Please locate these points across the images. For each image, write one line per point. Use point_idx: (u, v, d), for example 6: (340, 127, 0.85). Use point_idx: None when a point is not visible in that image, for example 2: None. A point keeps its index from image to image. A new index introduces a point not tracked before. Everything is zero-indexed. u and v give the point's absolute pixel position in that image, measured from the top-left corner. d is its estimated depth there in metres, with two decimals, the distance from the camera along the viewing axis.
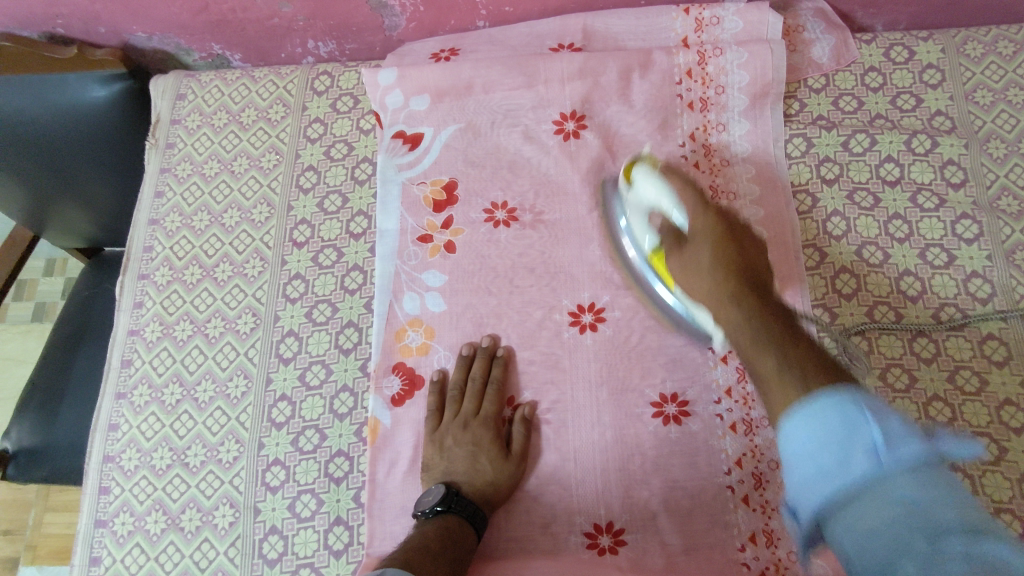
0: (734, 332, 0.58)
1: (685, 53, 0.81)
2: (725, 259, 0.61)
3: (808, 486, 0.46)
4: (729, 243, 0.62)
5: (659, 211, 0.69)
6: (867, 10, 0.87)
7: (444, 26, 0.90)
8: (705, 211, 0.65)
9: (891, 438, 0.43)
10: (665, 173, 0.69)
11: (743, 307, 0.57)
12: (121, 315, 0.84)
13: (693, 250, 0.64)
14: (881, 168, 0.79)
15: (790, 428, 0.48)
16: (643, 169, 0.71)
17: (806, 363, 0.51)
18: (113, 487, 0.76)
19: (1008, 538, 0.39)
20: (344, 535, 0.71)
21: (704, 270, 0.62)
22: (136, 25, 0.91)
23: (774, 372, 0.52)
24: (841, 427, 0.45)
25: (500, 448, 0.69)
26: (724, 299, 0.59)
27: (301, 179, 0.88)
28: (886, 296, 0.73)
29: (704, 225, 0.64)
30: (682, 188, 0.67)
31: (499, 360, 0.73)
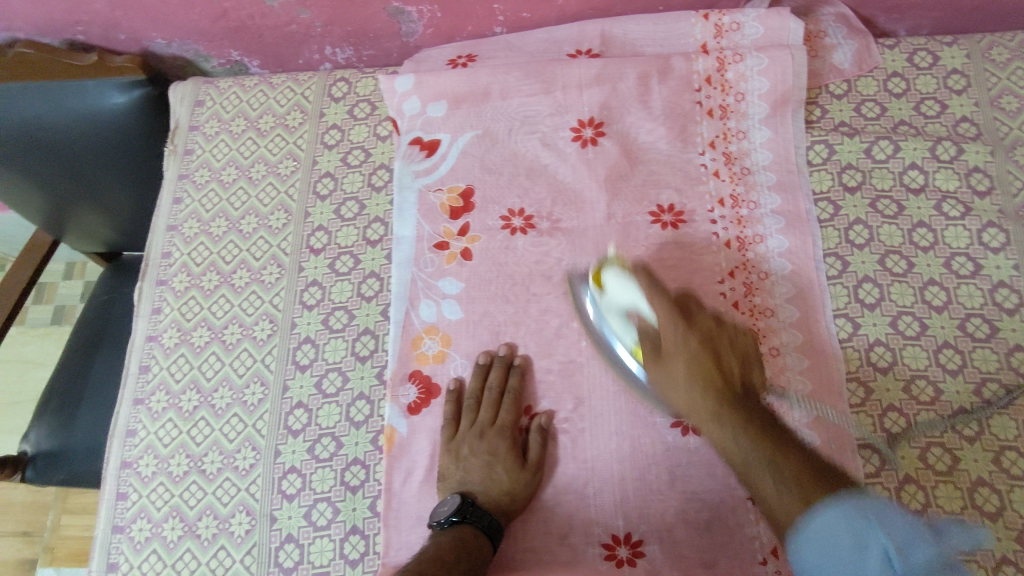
0: (719, 443, 0.59)
1: (704, 59, 0.80)
2: (704, 368, 0.61)
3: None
4: (705, 343, 0.62)
5: (636, 312, 0.66)
6: (889, 15, 0.86)
7: (461, 32, 0.90)
8: (678, 317, 0.63)
9: (895, 541, 0.45)
10: (634, 275, 0.66)
11: (725, 412, 0.58)
12: (139, 320, 0.85)
13: (671, 362, 0.63)
14: (905, 175, 0.78)
15: (800, 539, 0.49)
16: (615, 273, 0.68)
17: (798, 469, 0.53)
18: (130, 493, 0.76)
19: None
20: (360, 544, 0.70)
21: (683, 382, 0.61)
22: (155, 32, 0.91)
23: (776, 497, 0.53)
24: (851, 539, 0.47)
25: (516, 458, 0.69)
26: (704, 410, 0.60)
27: (318, 186, 0.88)
28: (911, 307, 0.72)
29: (677, 338, 0.63)
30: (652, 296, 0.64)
31: (515, 370, 0.73)
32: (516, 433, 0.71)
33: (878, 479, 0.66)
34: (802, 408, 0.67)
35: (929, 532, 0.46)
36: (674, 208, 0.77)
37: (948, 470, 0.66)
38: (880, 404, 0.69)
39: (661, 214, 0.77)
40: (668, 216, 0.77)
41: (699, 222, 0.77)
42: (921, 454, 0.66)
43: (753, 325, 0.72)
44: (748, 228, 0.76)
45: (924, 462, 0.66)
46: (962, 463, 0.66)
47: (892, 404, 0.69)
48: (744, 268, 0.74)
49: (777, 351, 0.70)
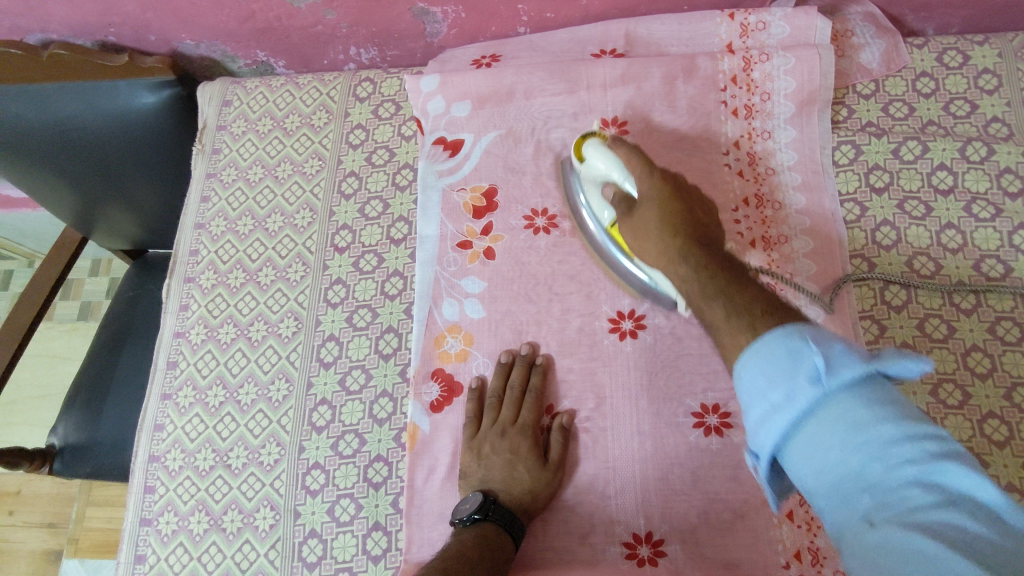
0: (682, 283, 0.60)
1: (730, 59, 0.80)
2: (672, 216, 0.65)
3: (761, 423, 0.45)
4: (673, 199, 0.66)
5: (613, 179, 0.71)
6: (918, 13, 0.84)
7: (485, 32, 0.90)
8: (653, 177, 0.68)
9: (830, 361, 0.42)
10: (612, 147, 0.71)
11: (689, 255, 0.60)
12: (167, 317, 0.86)
13: (643, 213, 0.67)
14: (933, 176, 0.77)
15: (741, 367, 0.47)
16: (593, 143, 0.73)
17: (753, 305, 0.51)
18: (158, 487, 0.77)
19: (956, 448, 0.38)
20: (382, 541, 0.71)
21: (653, 232, 0.65)
22: (185, 34, 0.93)
23: (721, 317, 0.53)
24: (786, 359, 0.44)
25: (538, 457, 0.68)
26: (671, 255, 0.62)
27: (342, 185, 0.88)
28: (939, 309, 0.71)
29: (649, 192, 0.67)
30: (626, 158, 0.70)
31: (537, 369, 0.73)
32: (537, 432, 0.71)
33: None
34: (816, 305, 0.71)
35: (865, 354, 0.43)
36: None
37: None
38: None
39: None
40: None
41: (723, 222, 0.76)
42: None
43: None
44: (773, 228, 0.75)
45: None
46: (991, 469, 0.65)
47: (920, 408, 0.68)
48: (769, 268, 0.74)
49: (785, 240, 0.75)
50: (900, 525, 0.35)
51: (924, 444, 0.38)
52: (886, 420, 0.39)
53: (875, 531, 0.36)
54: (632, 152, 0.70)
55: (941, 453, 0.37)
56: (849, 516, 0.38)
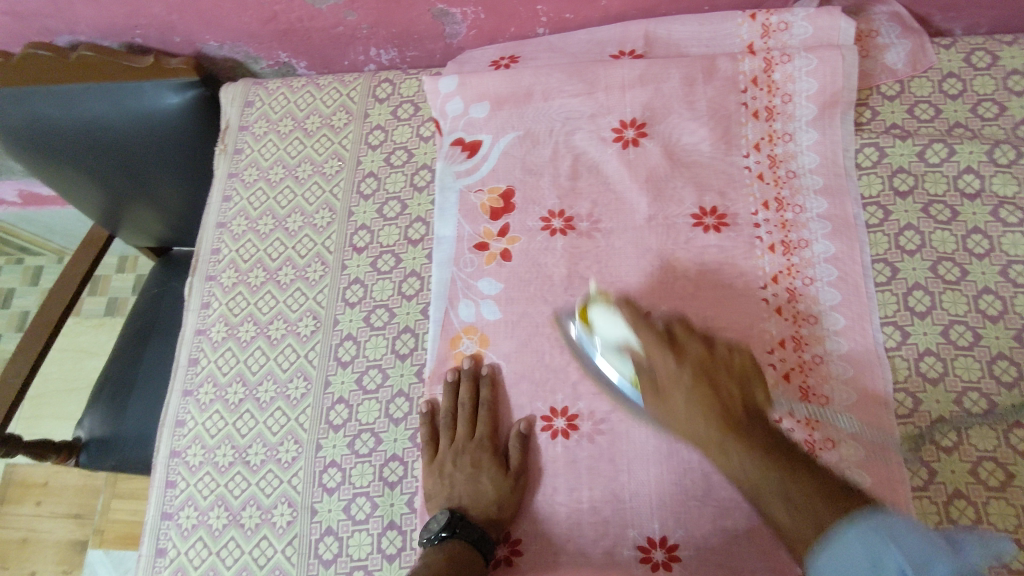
0: (735, 479, 0.56)
1: (751, 60, 0.79)
2: (703, 400, 0.59)
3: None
4: (700, 374, 0.61)
5: (626, 344, 0.65)
6: (945, 13, 0.83)
7: (504, 33, 0.90)
8: (670, 354, 0.62)
9: (911, 558, 0.45)
10: (618, 307, 0.67)
11: (730, 450, 0.56)
12: (189, 314, 0.87)
13: (670, 397, 0.61)
14: (960, 180, 0.75)
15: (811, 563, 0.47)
16: (601, 308, 0.68)
17: (820, 491, 0.50)
18: (179, 481, 0.79)
19: None
20: (397, 540, 0.71)
21: (688, 420, 0.60)
22: (208, 35, 0.94)
23: (790, 521, 0.51)
24: (869, 565, 0.45)
25: (499, 468, 0.70)
26: (716, 454, 0.57)
27: (362, 185, 0.89)
28: (964, 316, 0.70)
29: (671, 372, 0.62)
30: (637, 329, 0.64)
31: (484, 380, 0.73)
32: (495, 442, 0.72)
33: (926, 493, 0.64)
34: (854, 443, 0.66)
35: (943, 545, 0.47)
36: (717, 211, 0.76)
37: (1002, 486, 0.64)
38: (929, 415, 0.67)
39: (703, 216, 0.76)
40: (709, 219, 0.76)
41: (742, 224, 0.76)
42: (972, 468, 0.65)
43: (796, 331, 0.70)
44: (794, 232, 0.74)
45: (976, 477, 0.64)
46: (1017, 479, 0.64)
47: (943, 416, 0.67)
48: (788, 272, 0.73)
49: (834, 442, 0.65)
50: None
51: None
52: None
53: None
54: (643, 325, 0.64)
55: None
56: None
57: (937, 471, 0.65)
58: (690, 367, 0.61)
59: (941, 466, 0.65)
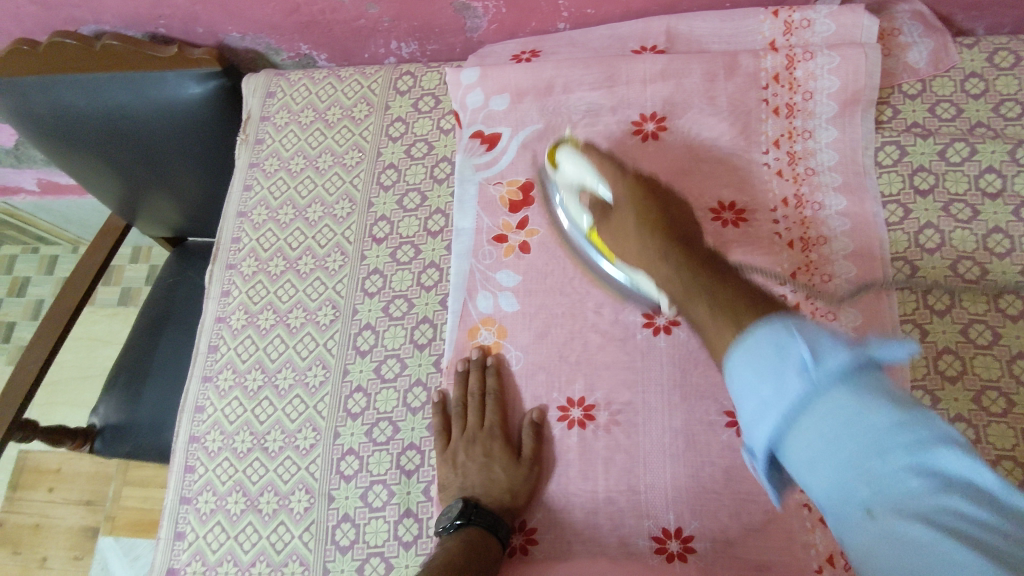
0: (668, 285, 0.58)
1: (773, 56, 0.79)
2: (645, 218, 0.64)
3: (754, 423, 0.46)
4: (647, 196, 0.66)
5: (588, 186, 0.71)
6: (969, 12, 0.83)
7: (525, 27, 0.91)
8: (626, 182, 0.68)
9: (814, 348, 0.43)
10: (586, 153, 0.72)
11: (668, 254, 0.59)
12: (209, 302, 0.88)
13: (621, 219, 0.66)
14: (981, 179, 0.75)
15: (729, 364, 0.47)
16: (567, 151, 0.74)
17: (734, 299, 0.50)
18: (198, 466, 0.80)
19: (948, 431, 0.39)
20: (413, 527, 0.72)
21: (634, 237, 0.64)
22: (231, 26, 0.95)
23: (708, 316, 0.51)
24: (774, 354, 0.44)
25: (512, 456, 0.70)
26: (653, 258, 0.61)
27: (382, 177, 0.90)
28: (983, 315, 0.70)
29: (623, 193, 0.67)
30: (599, 163, 0.70)
31: (491, 369, 0.74)
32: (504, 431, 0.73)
33: None
34: None
35: (851, 344, 0.43)
36: (735, 206, 0.77)
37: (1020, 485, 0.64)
38: (947, 413, 0.67)
39: (721, 211, 0.77)
40: (728, 214, 0.76)
41: (761, 220, 0.76)
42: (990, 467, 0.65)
43: None
44: (812, 229, 0.75)
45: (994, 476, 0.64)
46: None
47: (961, 414, 0.67)
48: (806, 269, 0.73)
49: (833, 314, 0.71)
50: (899, 515, 0.37)
51: (914, 428, 0.39)
52: (880, 407, 0.40)
53: (875, 522, 0.38)
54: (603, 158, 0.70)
55: (938, 439, 0.39)
56: (847, 506, 0.40)
57: None
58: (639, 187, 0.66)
59: None
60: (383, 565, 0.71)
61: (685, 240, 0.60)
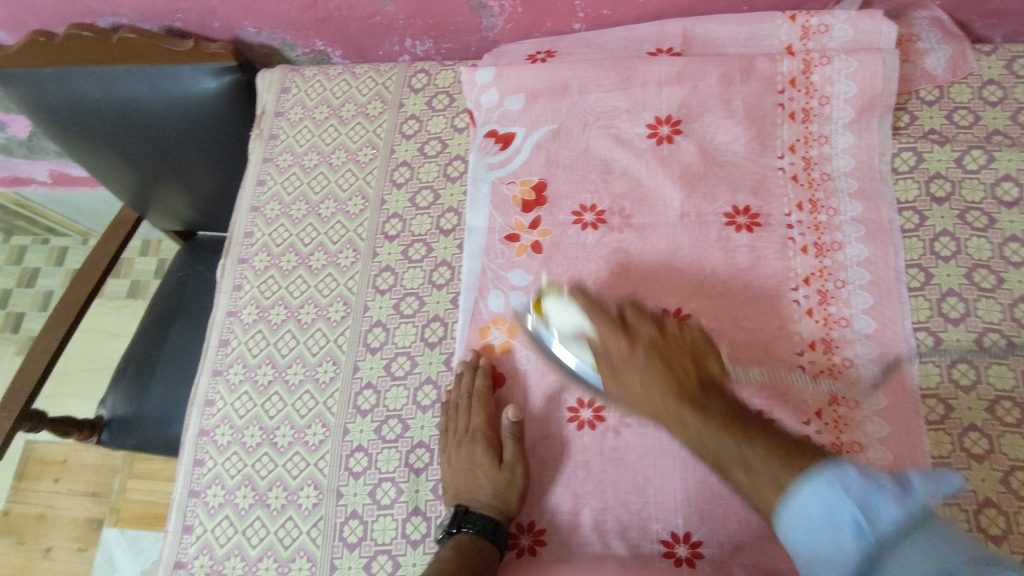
0: (698, 446, 0.60)
1: (789, 60, 0.78)
2: (658, 384, 0.65)
3: (819, 563, 0.51)
4: (653, 354, 0.66)
5: (580, 333, 0.69)
6: (986, 20, 0.82)
7: (540, 28, 0.91)
8: (621, 335, 0.68)
9: (865, 509, 0.49)
10: (571, 298, 0.71)
11: (688, 420, 0.61)
12: (221, 296, 0.88)
13: (626, 377, 0.67)
14: (997, 187, 0.75)
15: (783, 527, 0.53)
16: (552, 299, 0.71)
17: (772, 447, 0.55)
18: (207, 460, 0.80)
19: (997, 558, 0.44)
20: (421, 526, 0.72)
21: (648, 400, 0.66)
22: (247, 21, 0.95)
23: (749, 484, 0.55)
24: (824, 512, 0.50)
25: (493, 460, 0.70)
26: (675, 425, 0.63)
27: (395, 174, 0.90)
28: (998, 324, 0.69)
29: (625, 355, 0.67)
30: (590, 312, 0.69)
31: (481, 371, 0.74)
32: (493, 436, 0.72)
33: (956, 499, 0.64)
34: (885, 447, 0.65)
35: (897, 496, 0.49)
36: (750, 210, 0.76)
37: None
38: (960, 422, 0.67)
39: (735, 215, 0.76)
40: (742, 218, 0.76)
41: (775, 225, 0.75)
42: (1003, 477, 0.64)
43: (826, 334, 0.71)
44: (827, 234, 0.74)
45: (1006, 486, 0.64)
46: None
47: (974, 424, 0.66)
48: (820, 275, 0.73)
49: (857, 402, 0.67)
50: None
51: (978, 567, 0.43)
52: (958, 543, 0.45)
53: None
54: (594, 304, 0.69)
55: (982, 562, 0.43)
56: None
57: (968, 478, 0.65)
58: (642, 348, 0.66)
59: (972, 473, 0.65)
60: (390, 563, 0.71)
61: (703, 391, 0.63)
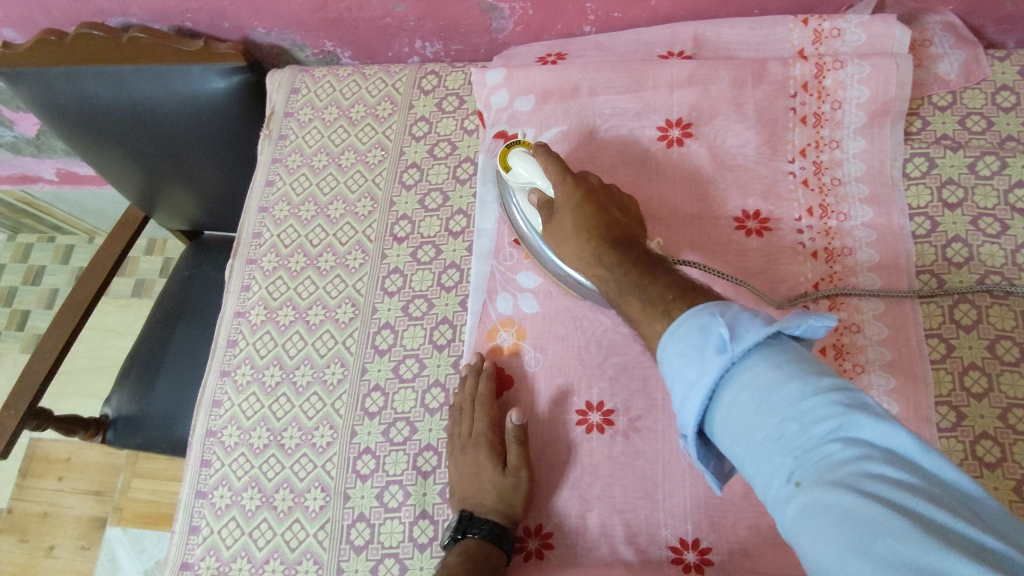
0: (602, 284, 0.60)
1: (802, 64, 0.78)
2: (587, 221, 0.63)
3: (683, 406, 0.45)
4: (592, 199, 0.64)
5: (533, 187, 0.69)
6: (1000, 25, 0.82)
7: (550, 30, 0.91)
8: (568, 180, 0.66)
9: (731, 329, 0.43)
10: (536, 152, 0.69)
11: (606, 261, 0.59)
12: (229, 296, 0.88)
13: (560, 219, 0.65)
14: (1010, 194, 0.74)
15: (662, 354, 0.47)
16: (517, 151, 0.71)
17: (665, 290, 0.52)
18: (214, 461, 0.80)
19: (874, 403, 0.39)
20: (428, 529, 0.71)
21: (573, 237, 0.64)
22: (257, 22, 0.95)
23: (640, 311, 0.53)
24: (697, 337, 0.45)
25: (498, 465, 0.69)
26: (591, 263, 0.61)
27: (404, 176, 0.90)
28: (1011, 331, 0.69)
29: (567, 194, 0.65)
30: (545, 156, 0.67)
31: (484, 373, 0.73)
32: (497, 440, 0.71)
33: None
34: None
35: (769, 321, 0.44)
36: (760, 215, 0.76)
37: None
38: (972, 430, 0.66)
39: (745, 220, 0.76)
40: (752, 223, 0.76)
41: (786, 230, 0.75)
42: (1015, 486, 0.64)
43: (837, 339, 0.70)
44: (837, 239, 0.74)
45: (1019, 495, 0.63)
46: None
47: (987, 432, 0.66)
48: (830, 280, 0.73)
49: None
50: (824, 480, 0.36)
51: (832, 399, 0.39)
52: (794, 374, 0.40)
53: (798, 489, 0.37)
54: (551, 154, 0.67)
55: (855, 405, 0.38)
56: (772, 477, 0.39)
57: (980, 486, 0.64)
58: (582, 187, 0.64)
59: (984, 481, 0.64)
60: (397, 567, 0.70)
61: (626, 240, 0.61)
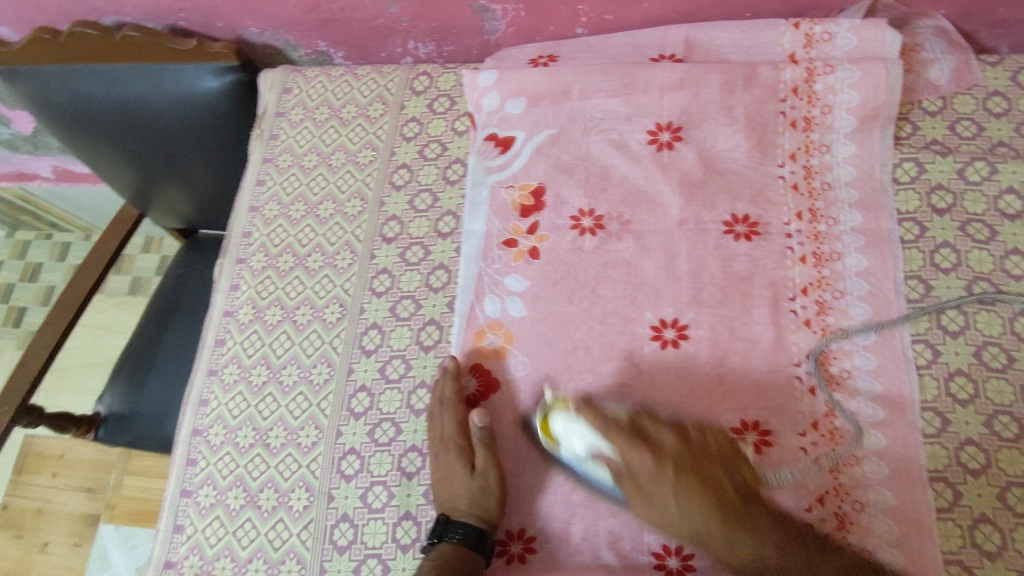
0: (749, 565, 0.59)
1: (792, 69, 0.78)
2: (693, 497, 0.61)
3: None
4: (685, 471, 0.61)
5: (596, 451, 0.64)
6: (993, 30, 0.82)
7: (543, 32, 0.91)
8: (643, 446, 0.62)
9: None
10: (580, 415, 0.65)
11: (741, 544, 0.59)
12: (218, 296, 0.88)
13: (657, 496, 0.62)
14: (1000, 200, 0.74)
15: None
16: (559, 418, 0.67)
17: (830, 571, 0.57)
18: (199, 460, 0.80)
19: None
20: (411, 530, 0.71)
21: (682, 518, 0.61)
22: (251, 21, 0.95)
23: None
24: None
25: (467, 467, 0.70)
26: (720, 542, 0.60)
27: (394, 176, 0.90)
28: (998, 337, 0.69)
29: (651, 473, 0.62)
30: (605, 432, 0.64)
31: (450, 376, 0.74)
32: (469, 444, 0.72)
33: (950, 514, 0.64)
34: (880, 462, 0.65)
35: None
36: (749, 218, 0.76)
37: None
38: (957, 437, 0.66)
39: (734, 224, 0.76)
40: (741, 227, 0.75)
41: (775, 234, 0.75)
42: (999, 493, 0.64)
43: (824, 345, 0.70)
44: (826, 244, 0.74)
45: (1002, 502, 0.63)
46: None
47: (971, 438, 0.66)
48: (818, 285, 0.72)
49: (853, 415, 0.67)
50: None
51: None
52: None
53: None
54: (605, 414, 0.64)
55: None
56: None
57: (963, 493, 0.64)
58: (670, 462, 0.61)
59: (967, 488, 0.64)
60: (380, 568, 0.70)
61: (740, 504, 0.60)
